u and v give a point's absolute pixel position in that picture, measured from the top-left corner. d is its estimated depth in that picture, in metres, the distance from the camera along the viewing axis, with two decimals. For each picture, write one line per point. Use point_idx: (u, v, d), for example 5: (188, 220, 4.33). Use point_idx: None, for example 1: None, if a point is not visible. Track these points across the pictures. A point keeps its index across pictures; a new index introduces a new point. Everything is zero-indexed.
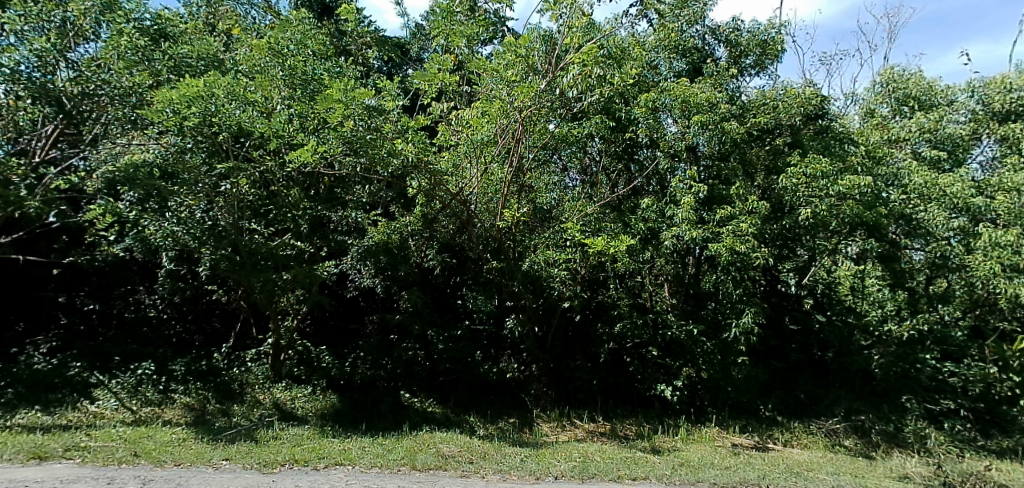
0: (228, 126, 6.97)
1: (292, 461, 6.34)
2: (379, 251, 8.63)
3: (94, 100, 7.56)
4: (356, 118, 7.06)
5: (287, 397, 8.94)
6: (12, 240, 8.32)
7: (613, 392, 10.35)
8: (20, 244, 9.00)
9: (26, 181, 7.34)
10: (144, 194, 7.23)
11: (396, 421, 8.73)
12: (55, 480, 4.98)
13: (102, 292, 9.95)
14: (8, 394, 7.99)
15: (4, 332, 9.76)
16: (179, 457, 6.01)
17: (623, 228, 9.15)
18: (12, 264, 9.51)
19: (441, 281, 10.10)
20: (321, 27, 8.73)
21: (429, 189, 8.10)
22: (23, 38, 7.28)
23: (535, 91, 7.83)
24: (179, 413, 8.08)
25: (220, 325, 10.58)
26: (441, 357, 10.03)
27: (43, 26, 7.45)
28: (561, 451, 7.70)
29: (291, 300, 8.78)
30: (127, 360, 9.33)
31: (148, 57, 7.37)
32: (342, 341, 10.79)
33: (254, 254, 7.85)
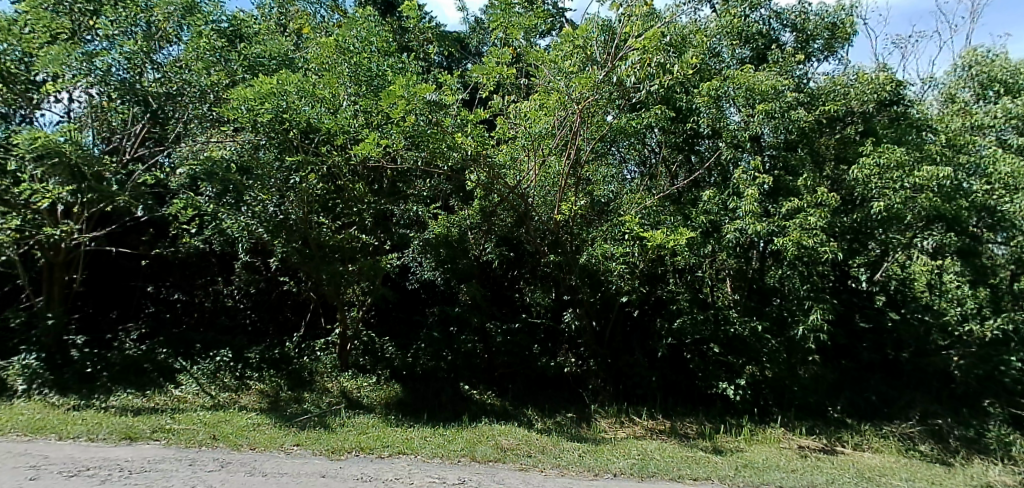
0: (298, 122, 7.22)
1: (358, 449, 6.52)
2: (439, 245, 8.77)
3: (177, 100, 7.83)
4: (418, 113, 7.18)
5: (353, 385, 9.22)
6: (107, 233, 8.83)
7: (674, 390, 10.11)
8: (115, 236, 9.61)
9: (118, 176, 7.59)
10: (222, 189, 7.45)
11: (457, 412, 8.86)
12: (143, 460, 5.27)
13: (186, 282, 10.55)
14: (103, 377, 8.55)
15: (100, 319, 10.50)
16: (255, 442, 6.29)
17: (683, 221, 8.97)
18: (106, 255, 10.16)
19: (499, 275, 10.13)
20: (384, 23, 8.87)
21: (487, 182, 8.27)
22: (115, 42, 7.57)
23: (593, 82, 7.78)
24: (253, 399, 8.45)
25: (292, 315, 10.84)
26: (498, 350, 10.00)
27: (131, 31, 7.69)
28: (619, 448, 7.62)
29: (358, 293, 8.99)
30: (207, 348, 9.80)
31: (225, 57, 7.78)
32: (404, 332, 10.84)
33: (323, 246, 8.18)
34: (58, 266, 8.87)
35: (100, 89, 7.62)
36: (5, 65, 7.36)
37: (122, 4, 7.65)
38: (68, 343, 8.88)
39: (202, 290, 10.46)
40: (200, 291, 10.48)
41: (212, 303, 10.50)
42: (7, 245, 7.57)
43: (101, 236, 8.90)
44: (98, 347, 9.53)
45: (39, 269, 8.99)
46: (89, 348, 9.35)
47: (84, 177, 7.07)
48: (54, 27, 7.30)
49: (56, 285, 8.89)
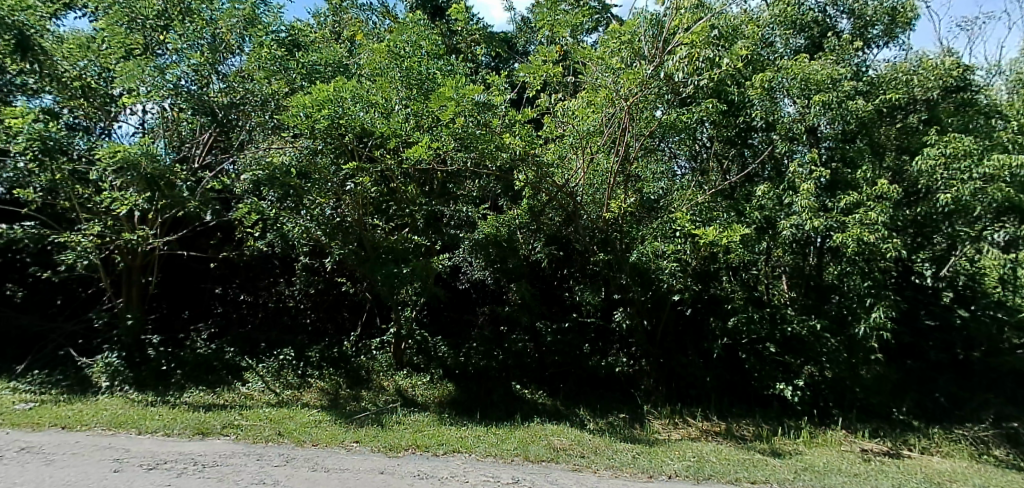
0: (353, 128, 7.37)
1: (414, 447, 6.64)
2: (488, 245, 8.67)
3: (241, 109, 8.13)
4: (467, 114, 7.26)
5: (408, 384, 9.40)
6: (178, 237, 9.28)
7: (728, 390, 9.95)
8: (185, 239, 10.10)
9: (188, 183, 7.82)
10: (283, 193, 7.88)
11: (509, 411, 8.89)
12: (216, 455, 5.51)
13: (251, 284, 11.02)
14: (177, 375, 8.97)
15: (173, 319, 10.94)
16: (317, 438, 6.48)
17: (736, 217, 8.73)
18: (176, 259, 10.61)
19: (549, 274, 9.98)
20: (433, 27, 9.01)
21: (536, 181, 8.27)
22: (183, 54, 7.73)
23: (641, 78, 7.71)
24: (314, 396, 8.72)
25: (349, 314, 11.03)
26: (550, 350, 10.06)
27: (198, 43, 7.79)
28: (674, 450, 7.50)
29: (411, 293, 9.12)
30: (272, 346, 10.21)
31: (285, 66, 8.04)
32: (455, 331, 10.94)
33: (377, 247, 8.53)
34: (135, 269, 9.33)
35: (171, 102, 7.97)
36: (86, 81, 7.75)
37: (188, 19, 7.85)
38: (146, 342, 9.42)
39: (266, 291, 10.90)
40: (265, 292, 10.90)
41: (276, 303, 10.91)
42: (89, 251, 7.98)
43: (174, 240, 9.28)
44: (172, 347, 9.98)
45: (119, 273, 9.46)
46: (164, 347, 9.88)
47: (159, 185, 7.50)
48: (129, 44, 7.70)
49: (134, 286, 9.42)
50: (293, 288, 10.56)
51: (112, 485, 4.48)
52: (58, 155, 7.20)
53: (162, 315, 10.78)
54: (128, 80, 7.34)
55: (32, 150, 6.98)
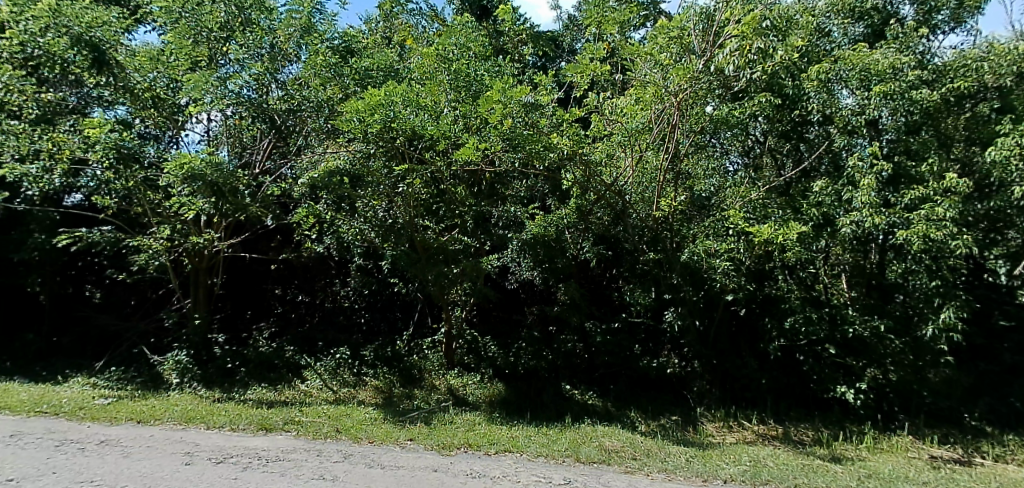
0: (403, 130, 7.43)
1: (466, 445, 6.69)
2: (536, 244, 8.65)
3: (298, 115, 8.42)
4: (515, 116, 7.48)
5: (459, 383, 9.49)
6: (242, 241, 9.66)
7: (785, 393, 9.50)
8: (248, 242, 10.43)
9: (251, 188, 8.33)
10: (338, 198, 8.19)
11: (560, 411, 8.84)
12: (278, 450, 5.70)
13: (309, 285, 11.33)
14: (241, 372, 9.37)
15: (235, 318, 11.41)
16: (372, 435, 6.62)
17: (792, 214, 8.41)
18: (240, 260, 11.10)
19: (597, 274, 9.96)
20: (481, 29, 9.05)
21: (583, 180, 8.26)
22: (245, 64, 8.10)
23: (691, 73, 7.56)
24: (369, 394, 8.92)
25: (401, 315, 11.16)
26: (599, 350, 9.89)
27: (257, 53, 8.15)
28: (729, 453, 7.31)
29: (460, 293, 9.23)
30: (328, 345, 10.55)
31: (339, 72, 8.17)
32: (505, 331, 11.02)
33: (428, 249, 8.60)
34: (202, 270, 9.69)
35: (233, 110, 8.34)
36: (156, 92, 8.12)
37: (248, 29, 8.23)
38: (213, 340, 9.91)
39: (323, 291, 11.18)
40: (322, 292, 11.20)
41: (332, 302, 11.21)
42: (160, 252, 8.31)
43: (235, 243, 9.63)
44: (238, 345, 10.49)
45: (188, 272, 9.94)
46: (231, 345, 10.38)
47: (223, 191, 7.72)
48: (194, 56, 7.96)
49: (201, 287, 9.80)
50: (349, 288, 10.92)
51: (184, 477, 4.70)
52: (132, 163, 7.59)
53: (226, 315, 11.19)
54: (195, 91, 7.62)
55: (108, 159, 7.36)
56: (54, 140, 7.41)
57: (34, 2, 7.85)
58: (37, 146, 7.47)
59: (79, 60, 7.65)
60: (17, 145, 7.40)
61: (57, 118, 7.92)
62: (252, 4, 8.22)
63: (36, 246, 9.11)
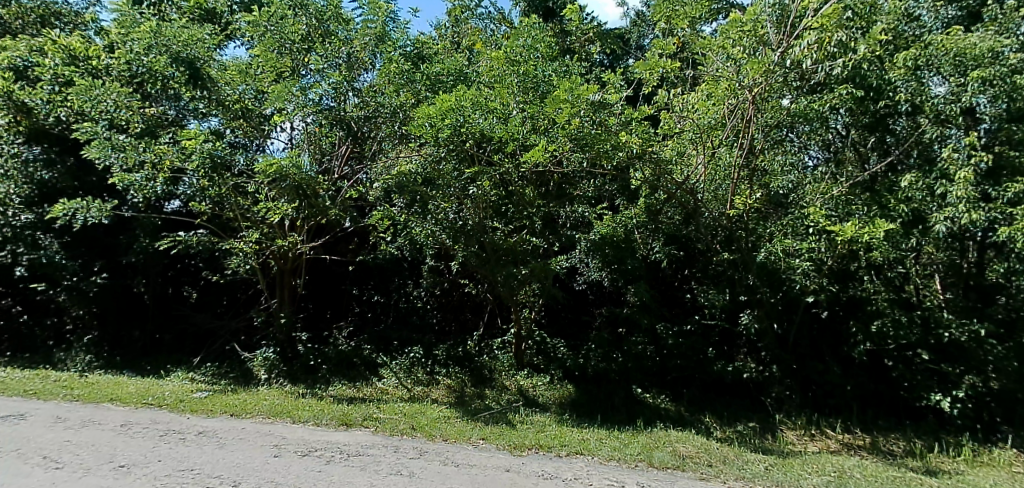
0: (472, 135, 7.55)
1: (538, 446, 6.69)
2: (604, 245, 8.52)
3: (373, 122, 8.79)
4: (583, 116, 7.35)
5: (529, 384, 9.54)
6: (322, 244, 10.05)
7: (871, 401, 8.90)
8: (328, 244, 10.91)
9: (329, 193, 8.56)
10: (411, 199, 8.27)
11: (631, 415, 8.70)
12: (358, 445, 5.90)
13: (383, 286, 11.42)
14: (323, 370, 9.82)
15: (318, 318, 11.98)
16: (446, 433, 6.75)
17: (879, 211, 7.86)
18: (320, 262, 11.60)
19: (668, 275, 9.68)
20: (548, 30, 9.06)
21: (653, 179, 8.08)
22: (325, 74, 8.44)
23: (767, 66, 7.25)
24: (442, 393, 9.10)
25: (471, 315, 11.34)
26: (670, 353, 9.50)
27: (336, 63, 8.51)
28: (812, 463, 6.96)
29: (529, 294, 9.25)
30: (404, 344, 10.73)
31: (411, 79, 8.40)
32: (574, 333, 10.94)
33: (497, 251, 8.62)
34: (287, 272, 10.11)
35: (313, 118, 8.61)
36: (245, 103, 8.59)
37: (328, 41, 8.56)
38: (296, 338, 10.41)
39: (395, 292, 11.27)
40: (394, 293, 11.29)
41: (405, 303, 11.32)
42: (250, 255, 8.89)
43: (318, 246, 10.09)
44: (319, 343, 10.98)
45: (273, 274, 10.32)
46: (314, 344, 10.89)
47: (306, 195, 8.09)
48: (279, 67, 8.43)
49: (286, 289, 10.19)
50: (422, 289, 11.10)
51: (273, 468, 4.94)
52: (224, 171, 8.09)
53: (309, 314, 11.79)
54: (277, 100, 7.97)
55: (203, 168, 7.86)
56: (156, 152, 7.85)
57: (139, 24, 8.49)
58: (142, 157, 7.91)
59: (177, 76, 8.08)
60: (125, 156, 7.85)
61: (159, 131, 8.38)
62: (331, 16, 8.52)
63: (141, 248, 9.94)
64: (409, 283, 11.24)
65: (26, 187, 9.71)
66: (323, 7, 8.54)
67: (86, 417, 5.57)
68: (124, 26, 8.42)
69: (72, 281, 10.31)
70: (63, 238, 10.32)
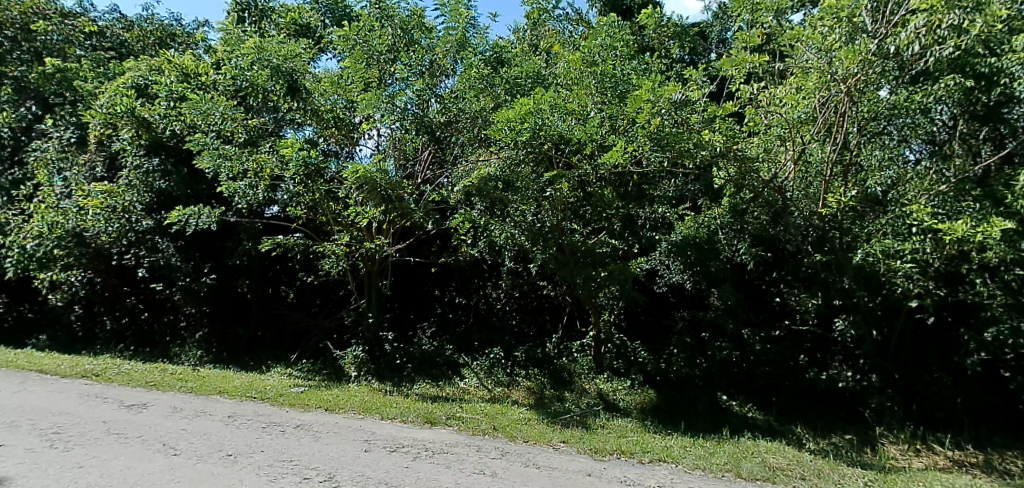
0: (551, 137, 7.51)
1: (619, 452, 6.58)
2: (687, 247, 8.33)
3: (455, 127, 8.87)
4: (664, 114, 7.20)
5: (609, 388, 9.42)
6: (408, 246, 10.43)
7: (984, 415, 8.13)
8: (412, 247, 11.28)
9: (412, 197, 8.73)
10: (491, 202, 8.38)
11: (716, 423, 8.41)
12: (442, 443, 6.03)
13: (464, 286, 11.73)
14: (408, 368, 10.13)
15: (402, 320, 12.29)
16: (527, 435, 6.77)
17: (993, 207, 7.17)
18: (405, 265, 11.99)
19: (755, 278, 9.34)
20: (627, 28, 9.02)
21: (739, 178, 7.75)
22: (408, 82, 8.72)
23: (863, 55, 6.81)
24: (522, 394, 9.17)
25: (550, 317, 11.30)
26: (758, 359, 9.09)
27: (418, 71, 8.84)
28: (919, 480, 6.45)
29: (609, 296, 9.12)
30: (484, 345, 10.87)
31: (490, 83, 8.59)
32: (655, 337, 10.62)
33: (576, 252, 8.49)
34: (375, 273, 10.56)
35: (399, 125, 8.84)
36: (336, 112, 8.85)
37: (411, 49, 8.90)
38: (383, 337, 10.81)
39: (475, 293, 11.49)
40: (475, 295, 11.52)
41: (484, 305, 11.49)
42: (340, 258, 9.31)
43: (404, 249, 10.48)
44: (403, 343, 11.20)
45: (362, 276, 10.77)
46: (397, 343, 11.15)
47: (391, 198, 8.38)
48: (368, 77, 8.60)
49: (375, 290, 10.62)
50: (501, 290, 11.16)
51: (364, 462, 5.13)
52: (317, 178, 8.54)
53: (394, 315, 12.08)
54: (368, 108, 8.25)
55: (298, 175, 8.33)
56: (258, 161, 8.38)
57: (242, 41, 9.15)
58: (245, 166, 8.46)
59: (276, 88, 8.80)
60: (230, 165, 8.41)
61: (260, 140, 8.96)
62: (415, 26, 8.93)
63: (244, 251, 10.73)
64: (489, 285, 11.34)
65: (147, 195, 10.57)
66: (406, 17, 8.95)
67: (199, 408, 6.01)
68: (230, 44, 9.08)
69: (185, 281, 11.06)
70: (177, 242, 11.14)
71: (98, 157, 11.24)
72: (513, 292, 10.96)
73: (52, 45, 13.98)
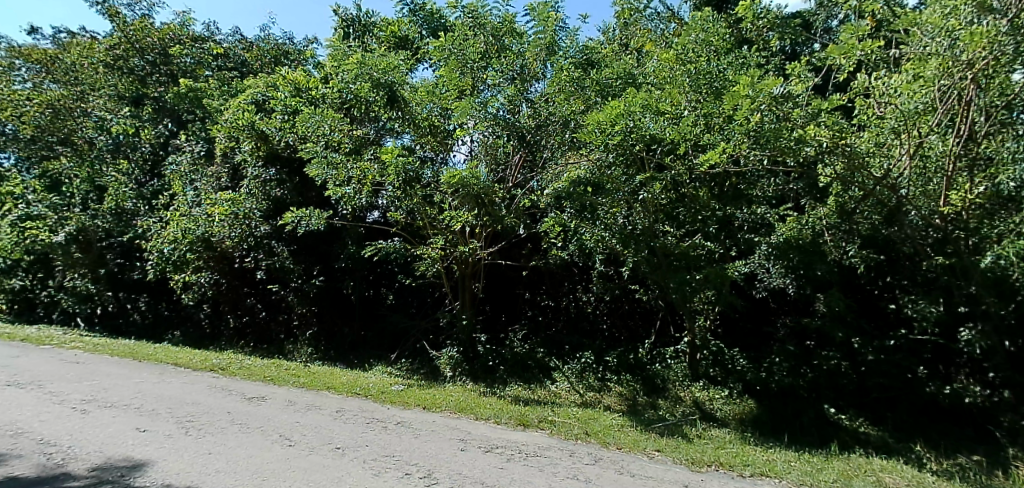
0: (642, 139, 7.36)
1: (718, 464, 6.31)
2: (789, 249, 7.79)
3: (546, 130, 8.97)
4: (764, 111, 6.95)
5: (706, 397, 9.10)
6: (498, 250, 10.51)
7: None
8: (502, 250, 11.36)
9: (506, 201, 9.11)
10: (581, 206, 8.29)
11: (824, 437, 7.90)
12: (536, 446, 6.05)
13: (554, 289, 11.76)
14: (501, 370, 10.28)
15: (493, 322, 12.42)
16: (621, 442, 6.66)
17: None
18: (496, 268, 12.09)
19: (866, 282, 8.58)
20: (722, 21, 8.74)
21: (847, 175, 7.22)
22: (500, 87, 8.92)
23: (993, 38, 6.22)
24: (615, 400, 9.06)
25: (641, 322, 11.16)
26: (870, 370, 8.45)
27: (510, 76, 9.03)
28: None
29: (704, 301, 8.80)
30: (575, 349, 10.85)
31: (580, 86, 8.57)
32: (754, 344, 10.19)
33: (668, 255, 8.20)
34: (468, 276, 10.76)
35: (491, 132, 9.08)
36: (433, 120, 9.24)
37: (503, 55, 9.09)
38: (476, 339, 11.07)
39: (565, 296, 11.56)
40: (566, 298, 11.58)
41: (575, 309, 11.51)
42: (436, 261, 9.62)
43: (495, 252, 10.54)
44: (496, 345, 11.39)
45: (457, 278, 10.94)
46: (490, 345, 11.35)
47: (484, 203, 8.55)
48: (461, 86, 8.80)
49: (468, 292, 10.84)
50: (592, 294, 11.18)
51: (462, 461, 5.24)
52: (414, 183, 8.86)
53: (487, 317, 12.26)
54: (463, 115, 8.48)
55: (397, 181, 8.69)
56: (361, 169, 8.77)
57: (347, 56, 9.65)
58: (349, 173, 8.88)
59: (377, 100, 9.11)
60: (337, 173, 8.89)
61: (363, 149, 9.29)
62: (506, 32, 9.11)
63: (348, 253, 11.32)
64: (579, 288, 11.38)
65: (265, 202, 11.49)
66: (499, 23, 9.12)
67: (310, 403, 6.39)
68: (337, 59, 9.61)
69: (298, 283, 12.02)
70: (292, 246, 11.87)
71: (223, 169, 12.20)
72: (604, 297, 10.88)
73: (187, 67, 15.44)
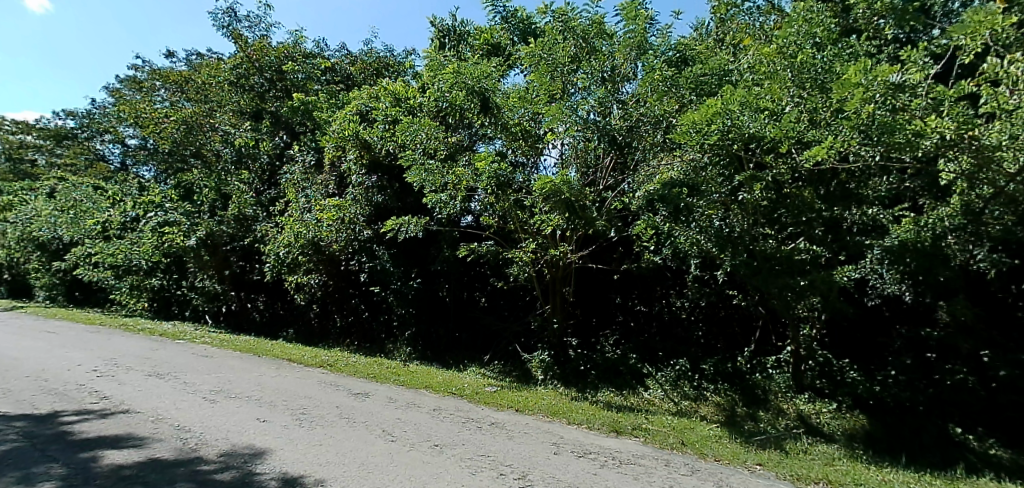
0: (740, 138, 7.08)
1: (827, 481, 5.91)
2: (906, 252, 7.14)
3: (638, 132, 8.84)
4: (879, 101, 6.39)
5: (812, 410, 8.44)
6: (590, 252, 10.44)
7: None
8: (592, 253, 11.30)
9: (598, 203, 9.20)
10: (675, 209, 8.04)
11: (948, 459, 7.23)
12: (630, 453, 5.95)
13: (647, 294, 11.56)
14: (592, 375, 10.23)
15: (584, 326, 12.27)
16: (719, 454, 6.39)
17: None
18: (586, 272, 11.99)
19: (996, 288, 7.99)
20: (829, 10, 8.24)
21: (975, 171, 6.40)
22: (590, 90, 8.90)
23: None
24: (711, 410, 8.75)
25: (740, 329, 10.69)
26: (1003, 386, 7.76)
27: (598, 77, 8.92)
28: None
29: (809, 308, 8.30)
30: (669, 355, 10.75)
31: (674, 84, 8.30)
32: (868, 356, 9.41)
33: (770, 260, 7.78)
34: (558, 280, 10.79)
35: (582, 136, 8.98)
36: (523, 125, 9.33)
37: (593, 57, 9.01)
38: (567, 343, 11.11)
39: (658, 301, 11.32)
40: (658, 303, 11.34)
41: (667, 314, 11.28)
42: (527, 264, 9.72)
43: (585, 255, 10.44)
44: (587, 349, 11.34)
45: (546, 282, 11.05)
46: (581, 350, 11.25)
47: (576, 207, 8.55)
48: (552, 89, 8.92)
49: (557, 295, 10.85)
50: (686, 299, 10.83)
51: (555, 465, 5.25)
52: (506, 188, 8.99)
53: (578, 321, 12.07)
54: (553, 121, 8.63)
55: (490, 186, 8.86)
56: (456, 175, 9.01)
57: (443, 66, 9.97)
58: (445, 179, 9.15)
59: (471, 107, 9.39)
60: (433, 179, 9.18)
61: (458, 155, 9.60)
62: (595, 33, 8.95)
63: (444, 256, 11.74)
64: (673, 293, 11.08)
65: (367, 208, 12.05)
66: (588, 26, 8.99)
67: (410, 400, 6.64)
68: (433, 69, 9.95)
69: (397, 284, 12.33)
70: (392, 249, 12.47)
71: (329, 177, 12.91)
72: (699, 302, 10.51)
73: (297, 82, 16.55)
